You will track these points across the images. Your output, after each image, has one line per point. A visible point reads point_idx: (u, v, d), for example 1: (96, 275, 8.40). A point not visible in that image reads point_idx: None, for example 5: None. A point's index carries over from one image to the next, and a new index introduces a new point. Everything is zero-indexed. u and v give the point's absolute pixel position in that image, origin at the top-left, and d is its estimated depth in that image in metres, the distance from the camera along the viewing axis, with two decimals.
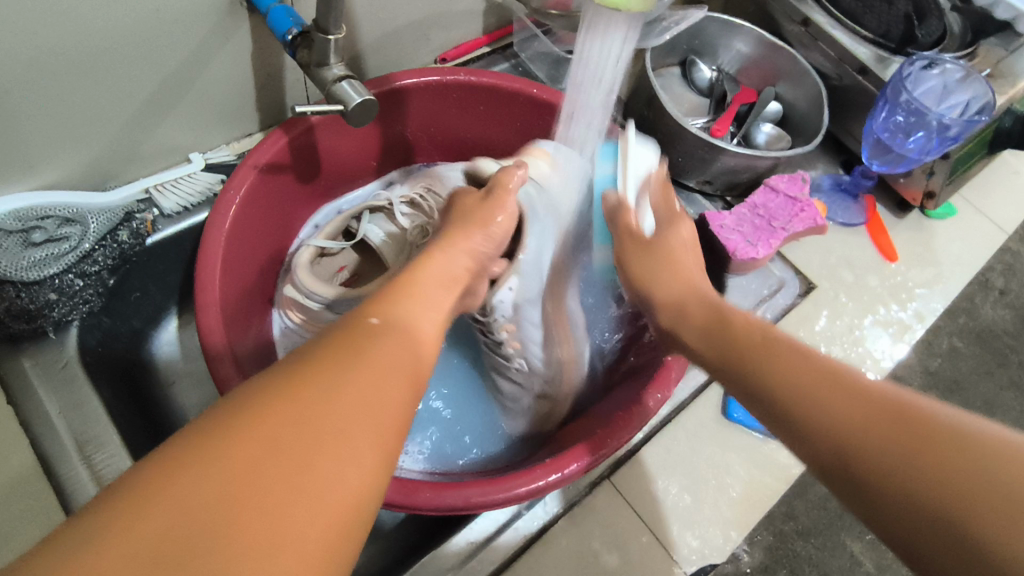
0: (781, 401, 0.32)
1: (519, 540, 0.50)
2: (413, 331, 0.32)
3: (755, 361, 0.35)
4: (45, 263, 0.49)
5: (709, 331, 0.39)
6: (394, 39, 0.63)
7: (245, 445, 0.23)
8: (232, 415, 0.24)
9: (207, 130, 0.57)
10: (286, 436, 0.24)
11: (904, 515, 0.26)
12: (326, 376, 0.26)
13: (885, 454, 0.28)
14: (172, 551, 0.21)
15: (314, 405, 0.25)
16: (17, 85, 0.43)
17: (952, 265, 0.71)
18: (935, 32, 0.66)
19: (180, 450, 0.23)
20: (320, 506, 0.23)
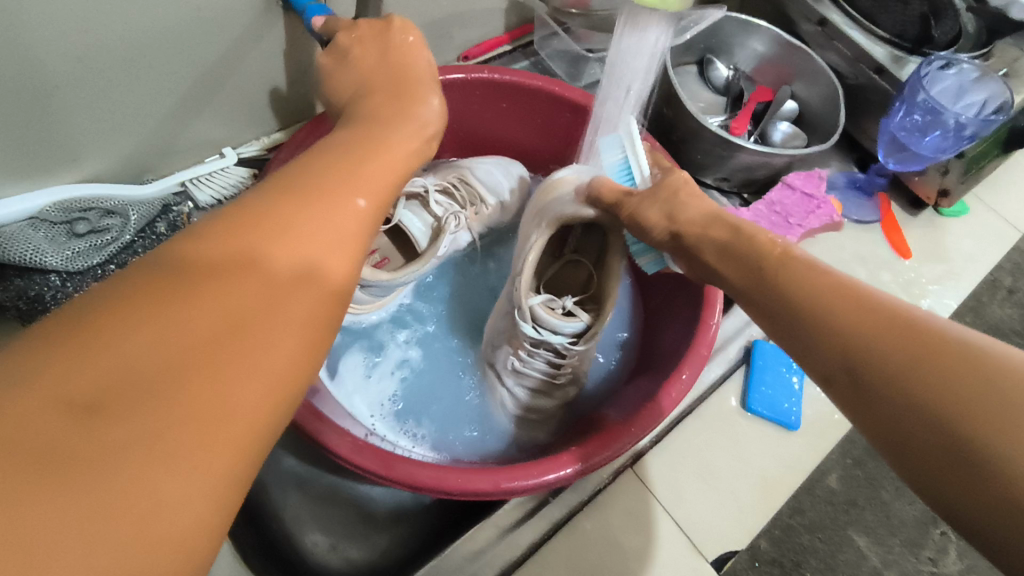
0: (811, 320, 0.34)
1: (545, 526, 0.52)
2: (353, 224, 0.29)
3: (785, 285, 0.36)
4: (89, 253, 0.51)
5: (738, 255, 0.40)
6: (419, 37, 0.64)
7: (196, 300, 0.24)
8: (184, 273, 0.24)
9: (240, 126, 0.58)
10: (199, 331, 0.23)
11: (891, 416, 0.30)
12: (246, 276, 0.25)
13: (888, 358, 0.30)
14: (107, 389, 0.21)
15: (227, 305, 0.24)
16: (66, 81, 0.45)
17: (967, 262, 0.72)
18: (950, 32, 0.67)
19: (127, 297, 0.23)
20: (264, 372, 0.24)
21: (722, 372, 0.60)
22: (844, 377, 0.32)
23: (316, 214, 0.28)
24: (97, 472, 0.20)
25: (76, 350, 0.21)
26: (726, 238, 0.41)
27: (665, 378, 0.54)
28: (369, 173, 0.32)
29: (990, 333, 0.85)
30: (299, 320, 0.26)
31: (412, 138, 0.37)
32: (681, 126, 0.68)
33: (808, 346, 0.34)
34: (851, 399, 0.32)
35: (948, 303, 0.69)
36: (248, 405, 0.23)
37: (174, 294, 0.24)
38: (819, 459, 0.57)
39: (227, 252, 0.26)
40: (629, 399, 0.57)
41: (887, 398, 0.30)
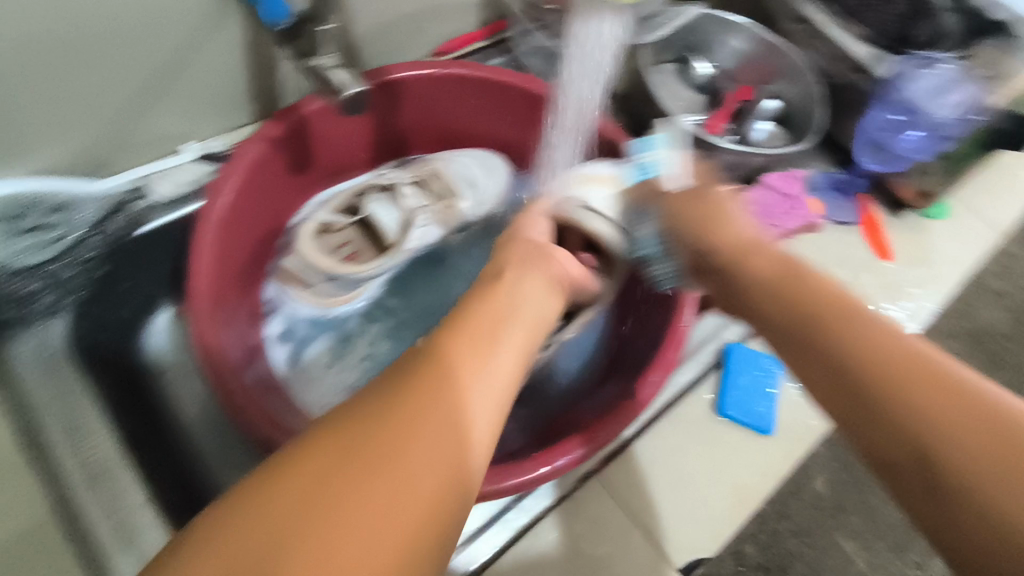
0: (870, 394, 0.32)
1: (507, 533, 0.50)
2: (493, 365, 0.32)
3: (837, 348, 0.34)
4: (32, 250, 0.51)
5: (784, 298, 0.38)
6: (390, 32, 0.63)
7: (325, 447, 0.27)
8: (327, 430, 0.28)
9: (201, 120, 0.57)
10: (326, 462, 0.26)
11: (948, 512, 0.29)
12: (387, 418, 0.28)
13: (960, 452, 0.29)
14: (262, 538, 0.24)
15: (376, 436, 0.27)
16: (8, 71, 0.44)
17: (949, 264, 0.71)
18: (931, 33, 0.66)
19: (279, 467, 0.26)
20: (401, 493, 0.26)
21: (695, 374, 0.59)
22: (912, 467, 0.30)
23: (449, 358, 0.31)
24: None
25: (256, 500, 0.25)
26: (776, 281, 0.39)
27: (635, 380, 0.53)
28: (496, 321, 0.35)
29: (975, 335, 0.84)
30: (435, 449, 0.28)
31: (538, 275, 0.41)
32: (659, 124, 0.66)
33: (864, 425, 0.32)
34: (916, 488, 0.30)
35: (928, 306, 0.68)
36: (385, 519, 0.25)
37: (327, 452, 0.27)
38: (794, 463, 0.56)
39: (384, 398, 0.29)
40: (599, 401, 0.56)
41: (955, 500, 0.29)
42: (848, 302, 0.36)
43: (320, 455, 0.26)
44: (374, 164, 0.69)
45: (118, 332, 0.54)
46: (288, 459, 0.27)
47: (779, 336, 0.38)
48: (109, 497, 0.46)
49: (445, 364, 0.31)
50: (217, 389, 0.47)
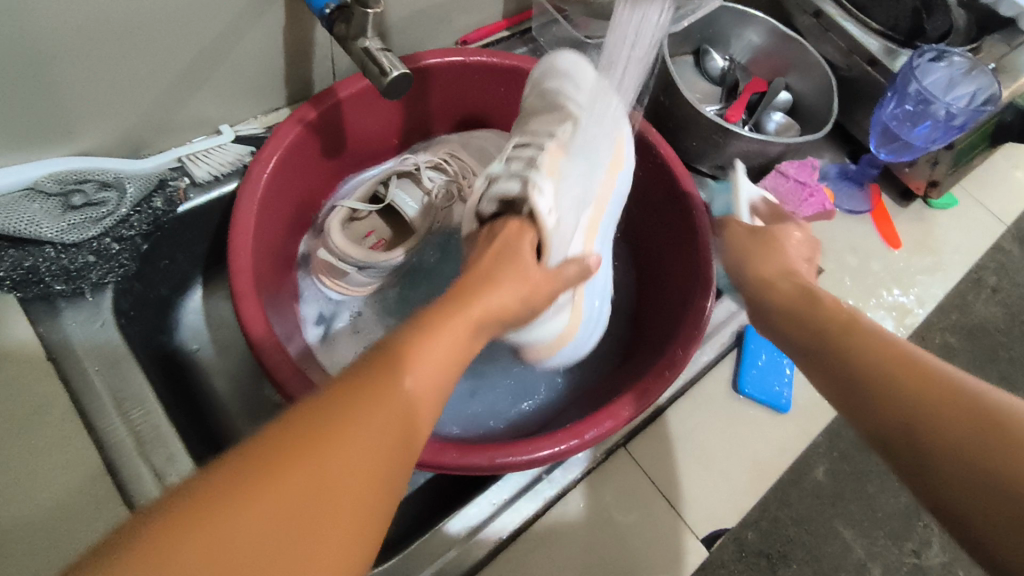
0: (866, 382, 0.37)
1: (539, 503, 0.52)
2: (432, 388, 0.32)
3: (840, 349, 0.40)
4: (84, 226, 0.52)
5: (795, 312, 0.45)
6: (418, 20, 0.64)
7: (276, 480, 0.25)
8: (276, 443, 0.27)
9: (237, 104, 0.58)
10: (279, 497, 0.25)
11: (936, 469, 0.32)
12: (313, 469, 0.26)
13: (940, 419, 0.33)
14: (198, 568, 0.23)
15: (308, 490, 0.26)
16: (65, 50, 0.44)
17: (955, 253, 0.73)
18: (941, 27, 0.68)
19: (216, 486, 0.25)
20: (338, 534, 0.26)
21: (714, 356, 0.61)
22: (901, 444, 0.34)
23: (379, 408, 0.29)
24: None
25: (182, 524, 0.24)
26: (790, 303, 0.46)
27: (658, 358, 0.55)
28: (439, 356, 0.33)
29: (972, 329, 0.86)
30: (362, 496, 0.27)
31: (491, 308, 0.39)
32: (679, 113, 0.68)
33: (865, 411, 0.37)
34: (911, 462, 0.34)
35: (935, 294, 0.71)
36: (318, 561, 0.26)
37: (264, 473, 0.25)
38: (807, 442, 0.58)
39: (308, 434, 0.27)
40: (622, 380, 0.58)
41: (947, 460, 0.32)
42: (843, 313, 0.42)
43: (235, 513, 0.24)
44: (397, 150, 0.70)
45: (157, 309, 0.58)
46: (172, 528, 0.24)
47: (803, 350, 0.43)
48: (161, 458, 0.48)
49: (378, 408, 0.29)
50: (260, 363, 0.48)
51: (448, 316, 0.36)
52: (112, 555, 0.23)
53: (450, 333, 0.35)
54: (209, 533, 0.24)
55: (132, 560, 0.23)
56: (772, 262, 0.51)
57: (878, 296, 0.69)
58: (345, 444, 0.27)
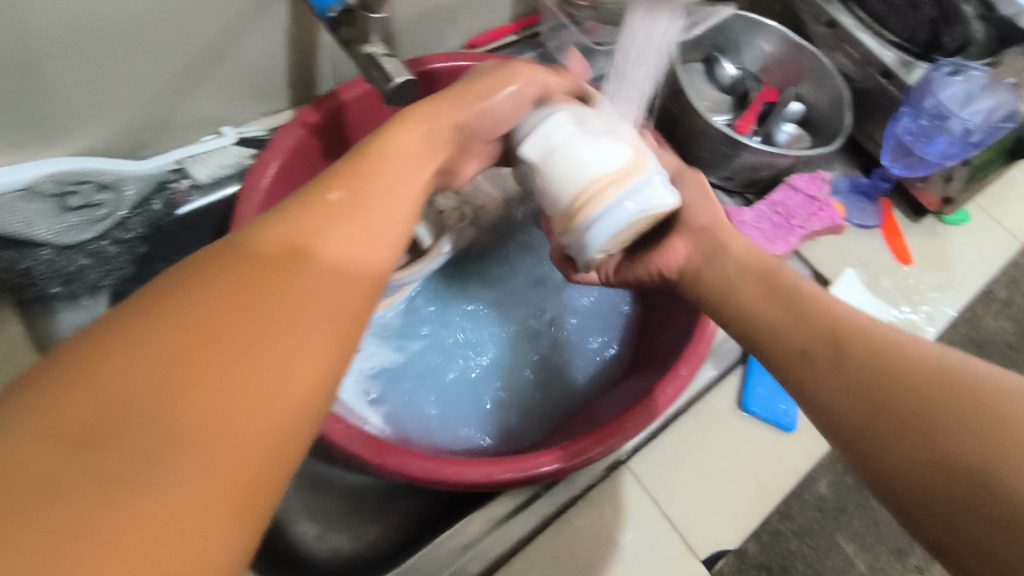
0: (836, 360, 0.36)
1: (536, 520, 0.51)
2: (358, 218, 0.30)
3: (821, 345, 0.37)
4: (81, 228, 0.51)
5: (774, 290, 0.42)
6: (425, 23, 0.63)
7: (179, 330, 0.23)
8: (174, 292, 0.24)
9: (240, 105, 0.58)
10: (183, 342, 0.22)
11: (898, 438, 0.32)
12: (251, 289, 0.25)
13: (891, 380, 0.33)
14: (87, 430, 0.20)
15: (256, 302, 0.25)
16: (62, 47, 0.44)
17: (968, 270, 0.72)
18: (958, 39, 0.66)
19: (99, 340, 0.22)
20: (268, 386, 0.23)
21: (718, 372, 0.59)
22: (826, 349, 0.37)
23: (296, 241, 0.27)
24: (122, 443, 0.20)
25: (62, 381, 0.21)
26: (768, 278, 0.43)
27: (661, 375, 0.54)
28: (387, 185, 0.33)
29: (981, 344, 0.85)
30: (319, 315, 0.26)
31: (435, 149, 0.39)
32: (686, 123, 0.67)
33: (829, 388, 0.35)
34: (853, 421, 0.34)
35: (946, 311, 0.69)
36: (249, 420, 0.23)
37: (166, 325, 0.23)
38: (811, 462, 0.56)
39: (243, 267, 0.26)
40: (621, 397, 0.57)
41: (888, 416, 0.32)
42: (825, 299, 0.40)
43: (151, 336, 0.22)
44: None
45: None
46: (49, 391, 0.21)
47: (726, 321, 0.44)
48: None
49: (317, 232, 0.28)
50: None
51: (399, 151, 0.36)
52: (36, 379, 0.21)
53: (394, 171, 0.34)
54: (147, 340, 0.22)
55: (54, 386, 0.21)
56: (756, 251, 0.45)
57: (888, 313, 0.67)
58: (279, 265, 0.26)
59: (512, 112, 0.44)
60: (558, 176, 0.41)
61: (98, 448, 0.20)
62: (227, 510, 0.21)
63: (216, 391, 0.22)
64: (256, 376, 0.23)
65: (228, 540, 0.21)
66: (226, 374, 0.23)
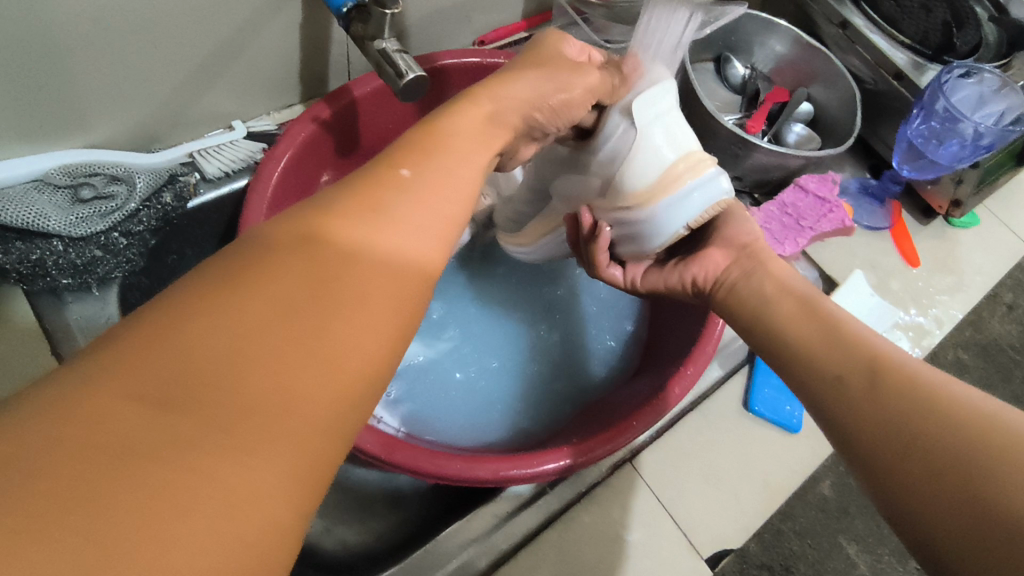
0: (873, 397, 0.34)
1: (541, 517, 0.51)
2: (424, 199, 0.29)
3: (858, 381, 0.36)
4: (92, 220, 0.51)
5: (815, 322, 0.40)
6: (437, 19, 0.63)
7: (256, 304, 0.22)
8: (249, 267, 0.23)
9: (252, 100, 0.58)
10: (256, 317, 0.22)
11: (929, 479, 0.30)
12: (316, 267, 0.24)
13: (928, 421, 0.32)
14: (160, 400, 0.20)
15: (323, 286, 0.24)
16: (79, 42, 0.44)
17: (976, 273, 0.72)
18: (972, 41, 0.66)
19: (182, 308, 0.22)
20: (333, 368, 0.22)
21: (725, 372, 0.59)
22: (861, 377, 0.36)
23: (367, 225, 0.26)
24: (193, 416, 0.20)
25: (139, 350, 0.20)
26: (810, 311, 0.41)
27: (669, 374, 0.54)
28: (448, 164, 0.32)
29: (986, 348, 0.85)
30: (380, 298, 0.25)
31: (492, 126, 0.38)
32: (696, 123, 0.66)
33: (862, 425, 0.34)
34: (886, 461, 0.32)
35: (953, 314, 0.69)
36: (315, 402, 0.22)
37: (239, 301, 0.22)
38: (818, 463, 0.57)
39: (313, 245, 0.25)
40: (629, 396, 0.57)
41: (921, 455, 0.31)
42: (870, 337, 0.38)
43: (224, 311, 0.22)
44: None
45: None
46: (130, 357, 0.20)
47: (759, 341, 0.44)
48: None
49: (380, 209, 0.27)
50: None
51: (461, 136, 0.35)
52: (110, 351, 0.20)
53: (457, 154, 0.33)
54: (226, 307, 0.22)
55: (133, 353, 0.20)
56: (797, 283, 0.44)
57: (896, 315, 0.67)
58: (345, 247, 0.25)
59: (580, 98, 0.44)
60: (637, 157, 0.45)
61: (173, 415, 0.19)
62: (272, 485, 0.20)
63: (280, 361, 0.22)
64: (318, 353, 0.22)
65: (283, 521, 0.20)
66: (292, 349, 0.22)
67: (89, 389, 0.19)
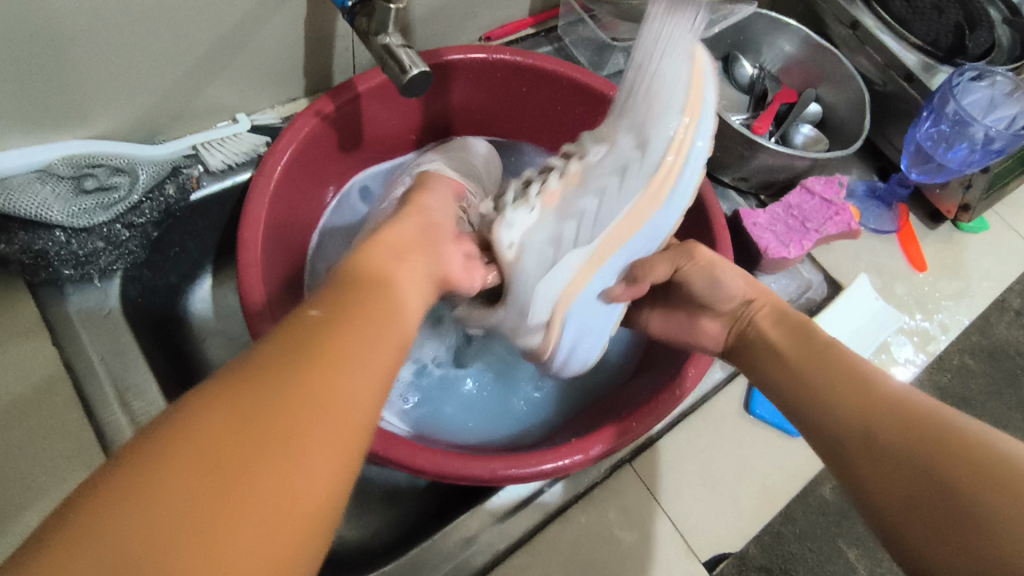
0: (880, 450, 0.36)
1: (538, 516, 0.51)
2: (385, 306, 0.34)
3: (863, 433, 0.37)
4: (94, 211, 0.51)
5: (812, 367, 0.42)
6: (442, 14, 0.63)
7: (232, 420, 0.25)
8: (227, 387, 0.27)
9: (255, 93, 0.58)
10: (232, 434, 0.25)
11: (949, 533, 0.31)
12: (287, 378, 0.27)
13: (938, 470, 0.33)
14: (144, 523, 0.23)
15: (292, 394, 0.27)
16: (81, 33, 0.44)
17: (983, 278, 0.71)
18: (983, 43, 0.66)
19: (176, 428, 0.25)
20: (303, 473, 0.25)
21: (727, 374, 0.59)
22: (866, 429, 0.37)
23: (331, 328, 0.31)
24: (180, 532, 0.23)
25: (131, 478, 0.23)
26: (805, 353, 0.43)
27: (671, 375, 0.53)
28: (404, 297, 0.36)
29: (992, 354, 0.84)
30: (347, 402, 0.28)
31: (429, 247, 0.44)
32: None
33: (878, 482, 0.35)
34: (906, 514, 0.33)
35: (959, 320, 0.68)
36: (283, 506, 0.25)
37: (220, 419, 0.25)
38: (817, 467, 0.56)
39: (287, 354, 0.29)
40: (629, 397, 0.56)
41: (941, 506, 0.32)
42: (868, 376, 0.39)
43: (208, 430, 0.25)
44: (416, 147, 0.70)
45: (165, 296, 0.59)
46: (125, 479, 0.23)
47: (769, 388, 0.45)
48: None
49: (337, 328, 0.31)
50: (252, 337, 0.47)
51: (393, 249, 0.40)
52: (109, 477, 0.24)
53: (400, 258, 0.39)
54: (207, 431, 0.25)
55: (125, 475, 0.23)
56: (794, 322, 0.46)
57: (901, 319, 0.67)
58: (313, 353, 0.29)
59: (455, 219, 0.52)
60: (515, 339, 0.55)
61: (159, 530, 0.23)
62: None
63: (257, 486, 0.24)
64: (289, 480, 0.25)
65: None
66: (263, 479, 0.25)
67: (87, 519, 0.22)
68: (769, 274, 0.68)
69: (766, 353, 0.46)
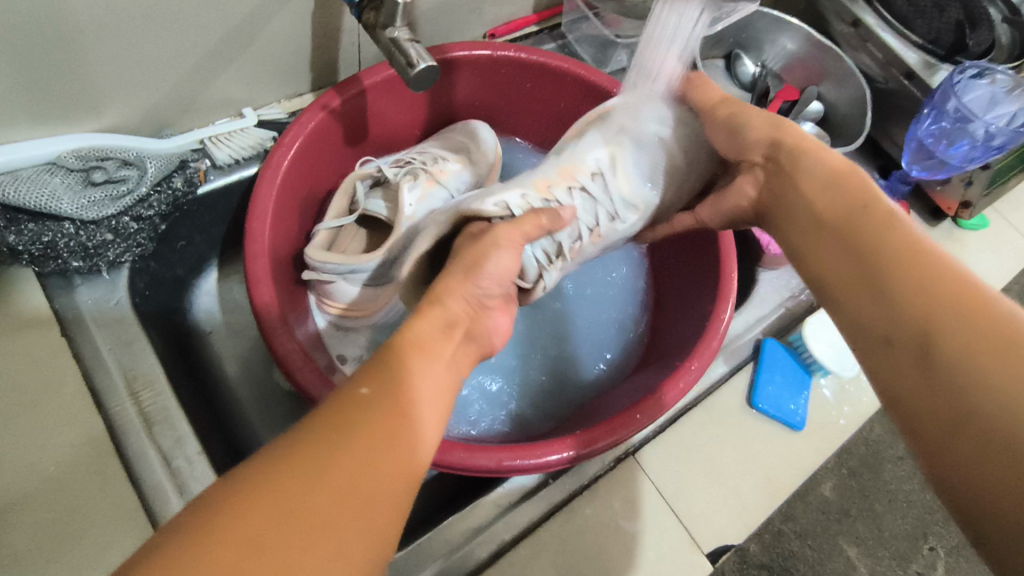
0: (937, 352, 0.32)
1: (543, 508, 0.52)
2: (426, 394, 0.33)
3: (919, 326, 0.33)
4: (103, 203, 0.52)
5: (869, 258, 0.38)
6: (448, 10, 0.63)
7: (262, 517, 0.26)
8: (263, 476, 0.27)
9: (262, 88, 0.58)
10: (259, 537, 0.26)
11: (993, 461, 0.29)
12: (317, 476, 0.28)
13: (993, 387, 0.30)
14: None
15: (320, 497, 0.27)
16: (93, 25, 0.44)
17: (984, 275, 0.72)
18: (984, 42, 0.67)
19: (213, 517, 0.26)
20: None
21: (729, 368, 0.60)
22: (921, 331, 0.33)
23: (370, 420, 0.30)
24: None
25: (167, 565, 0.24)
26: (861, 235, 0.39)
27: (674, 368, 0.53)
28: (444, 379, 0.35)
29: None
30: (368, 512, 0.28)
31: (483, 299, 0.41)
32: None
33: (923, 396, 0.32)
34: (948, 432, 0.31)
35: None
36: None
37: (252, 514, 0.26)
38: (819, 462, 0.57)
39: (320, 446, 0.29)
40: (633, 391, 0.57)
41: (991, 428, 0.29)
42: (931, 262, 0.35)
43: (240, 525, 0.26)
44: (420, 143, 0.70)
45: (171, 290, 0.59)
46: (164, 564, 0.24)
47: (820, 278, 0.40)
48: (168, 441, 0.49)
49: (372, 420, 0.30)
50: (259, 326, 0.48)
51: (444, 315, 0.38)
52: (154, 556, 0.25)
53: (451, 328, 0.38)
54: (238, 526, 0.26)
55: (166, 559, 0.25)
56: (858, 193, 0.41)
57: None
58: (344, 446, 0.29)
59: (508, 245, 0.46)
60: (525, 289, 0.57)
61: None
62: None
63: None
64: None
65: None
66: None
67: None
68: (772, 270, 0.65)
69: (814, 234, 0.41)
